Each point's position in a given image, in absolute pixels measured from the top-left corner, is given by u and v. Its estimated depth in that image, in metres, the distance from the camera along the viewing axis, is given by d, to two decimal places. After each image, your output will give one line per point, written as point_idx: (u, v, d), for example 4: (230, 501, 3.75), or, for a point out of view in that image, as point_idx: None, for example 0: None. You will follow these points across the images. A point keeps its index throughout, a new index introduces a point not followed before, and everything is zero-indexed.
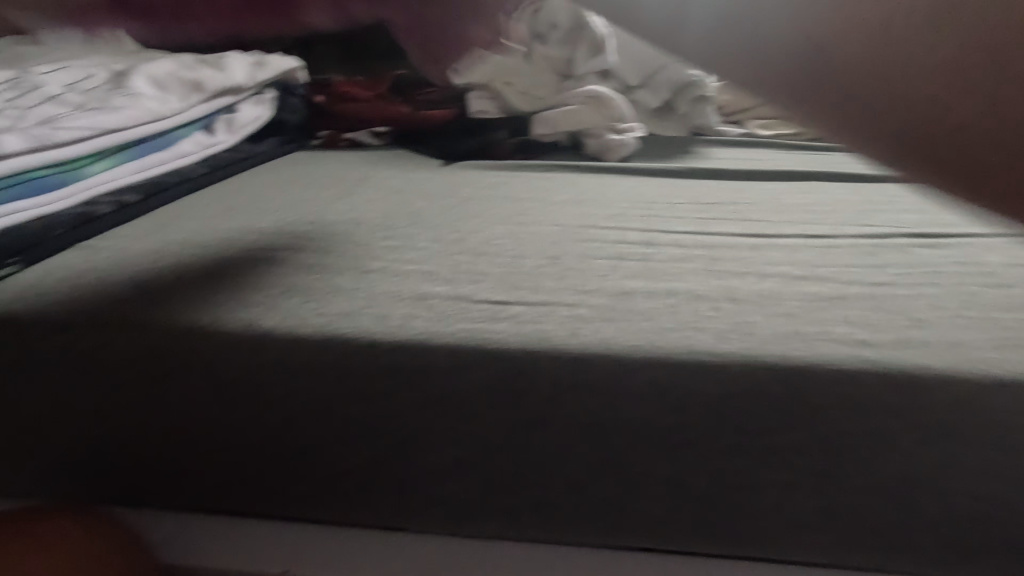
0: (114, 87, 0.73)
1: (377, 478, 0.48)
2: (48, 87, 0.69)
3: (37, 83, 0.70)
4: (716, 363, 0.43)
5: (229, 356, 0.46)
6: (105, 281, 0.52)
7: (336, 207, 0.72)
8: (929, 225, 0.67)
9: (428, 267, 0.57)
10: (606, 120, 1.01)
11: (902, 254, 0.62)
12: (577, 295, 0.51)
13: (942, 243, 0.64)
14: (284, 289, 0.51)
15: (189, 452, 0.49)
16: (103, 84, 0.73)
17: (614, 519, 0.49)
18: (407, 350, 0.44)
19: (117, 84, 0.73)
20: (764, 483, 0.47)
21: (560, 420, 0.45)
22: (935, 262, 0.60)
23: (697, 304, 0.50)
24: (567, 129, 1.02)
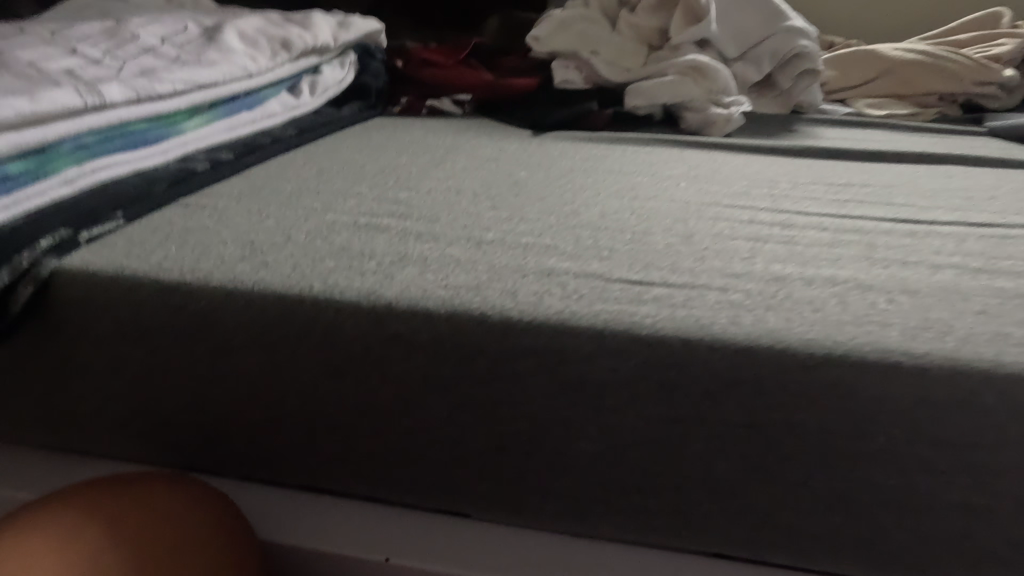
0: (207, 43, 0.72)
1: (495, 467, 0.44)
2: (146, 39, 0.69)
3: (133, 35, 0.69)
4: (910, 366, 0.37)
5: (346, 326, 0.42)
6: (210, 243, 0.49)
7: (433, 173, 0.68)
8: None
9: (544, 240, 0.51)
10: (708, 93, 0.93)
11: None
12: (723, 279, 0.45)
13: None
14: (399, 257, 0.47)
15: (299, 426, 0.45)
16: (196, 40, 0.73)
17: (763, 535, 0.43)
18: (547, 330, 0.40)
19: (211, 42, 0.72)
20: (951, 509, 0.39)
21: (713, 415, 0.39)
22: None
23: (866, 295, 0.44)
24: (664, 102, 0.94)
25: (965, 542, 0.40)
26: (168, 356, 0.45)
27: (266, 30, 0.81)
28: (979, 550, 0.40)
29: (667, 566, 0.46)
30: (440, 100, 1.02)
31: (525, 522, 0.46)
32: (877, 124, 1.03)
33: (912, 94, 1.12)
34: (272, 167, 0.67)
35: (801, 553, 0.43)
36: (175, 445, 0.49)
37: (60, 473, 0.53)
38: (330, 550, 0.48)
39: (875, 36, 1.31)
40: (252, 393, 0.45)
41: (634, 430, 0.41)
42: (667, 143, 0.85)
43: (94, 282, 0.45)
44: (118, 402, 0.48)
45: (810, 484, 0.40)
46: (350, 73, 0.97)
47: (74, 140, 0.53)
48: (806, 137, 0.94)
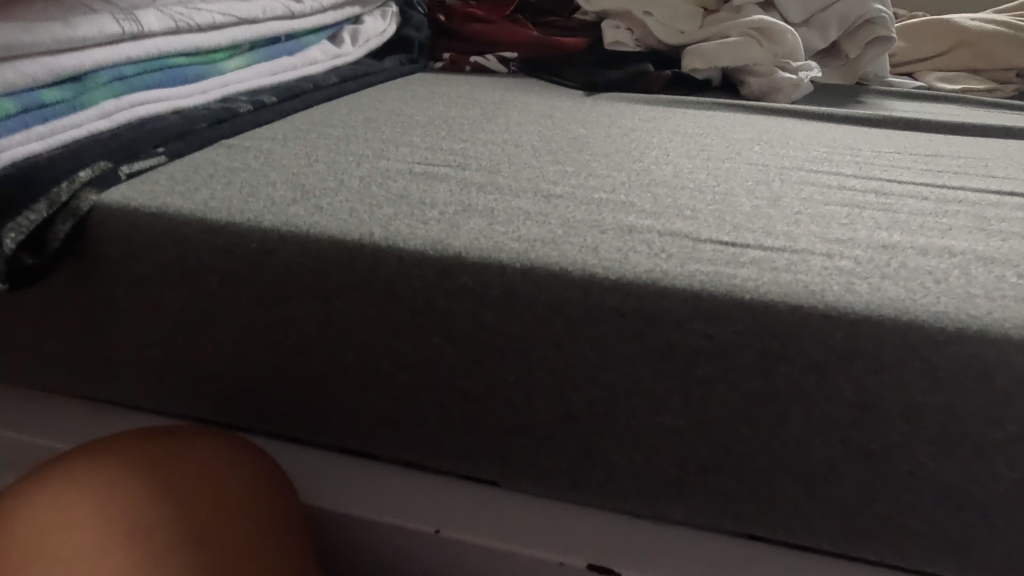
0: None
1: (565, 439, 0.41)
2: None
3: None
4: None
5: (411, 278, 0.38)
6: (259, 183, 0.45)
7: (486, 126, 0.63)
8: None
9: (617, 196, 0.47)
10: (775, 56, 0.86)
11: None
12: (826, 244, 0.40)
13: None
14: (464, 206, 0.43)
15: (352, 385, 0.42)
16: None
17: (859, 525, 0.39)
18: (637, 290, 0.36)
19: None
20: None
21: (818, 392, 0.35)
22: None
23: (989, 267, 0.39)
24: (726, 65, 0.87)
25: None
26: (214, 303, 0.42)
27: None
28: None
29: (739, 553, 0.42)
30: (485, 57, 0.96)
31: (588, 499, 0.43)
32: (951, 98, 0.95)
33: (988, 68, 1.04)
34: (317, 114, 0.63)
35: (897, 548, 0.39)
36: (216, 398, 0.46)
37: (100, 420, 0.50)
38: (379, 520, 0.45)
39: (948, 6, 1.22)
40: (305, 347, 0.42)
41: (725, 404, 0.37)
42: (729, 107, 0.79)
43: (132, 221, 0.41)
44: (157, 350, 0.45)
45: (920, 473, 0.36)
46: (391, 25, 0.92)
47: (112, 71, 0.49)
48: (875, 107, 0.87)
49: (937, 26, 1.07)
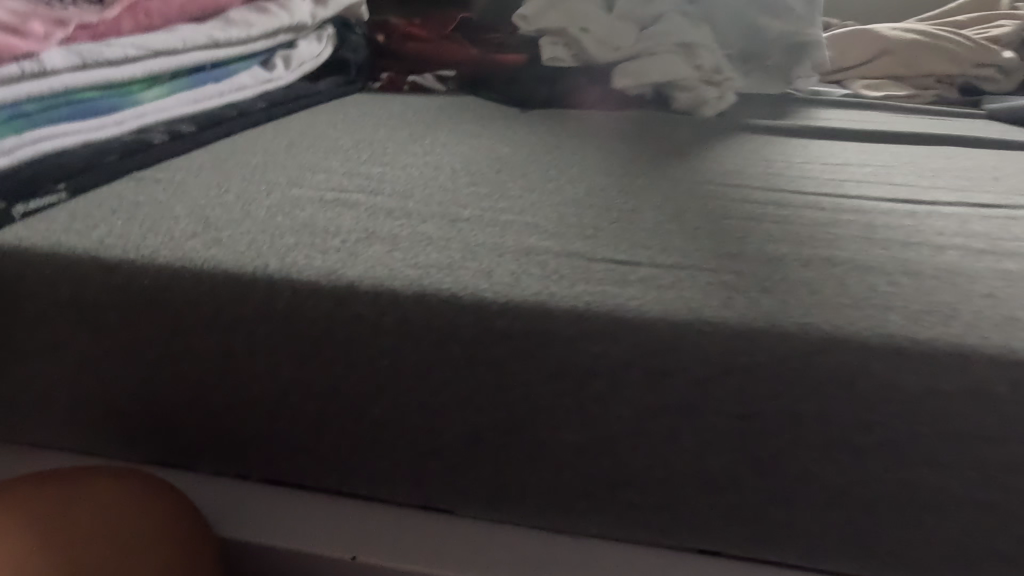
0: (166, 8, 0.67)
1: (474, 459, 0.41)
2: None
3: None
4: (915, 351, 0.34)
5: (309, 309, 0.38)
6: (162, 217, 0.45)
7: (410, 149, 0.64)
8: None
9: (524, 217, 0.48)
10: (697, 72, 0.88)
11: None
12: (716, 259, 0.42)
13: None
14: (368, 233, 0.44)
15: (260, 415, 0.42)
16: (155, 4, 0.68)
17: (756, 529, 0.40)
18: (526, 312, 0.37)
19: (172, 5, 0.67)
20: (957, 505, 0.37)
21: (703, 405, 0.37)
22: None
23: (866, 276, 0.41)
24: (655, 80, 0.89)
25: (973, 538, 0.37)
26: (116, 340, 0.41)
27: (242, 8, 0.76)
28: (983, 541, 0.37)
29: (656, 563, 0.43)
30: (422, 76, 0.97)
31: (503, 517, 0.44)
32: (873, 105, 0.99)
33: (908, 75, 1.08)
34: (239, 141, 0.63)
35: (797, 550, 0.40)
36: (128, 434, 0.45)
37: (9, 462, 0.49)
38: (298, 550, 0.45)
39: (872, 17, 1.27)
40: (210, 381, 0.42)
41: (619, 420, 0.38)
42: (658, 119, 0.81)
43: (27, 261, 0.41)
44: (62, 389, 0.44)
45: (807, 477, 0.38)
46: (328, 47, 0.92)
47: (12, 107, 0.49)
48: (800, 116, 0.90)
49: (859, 37, 1.11)
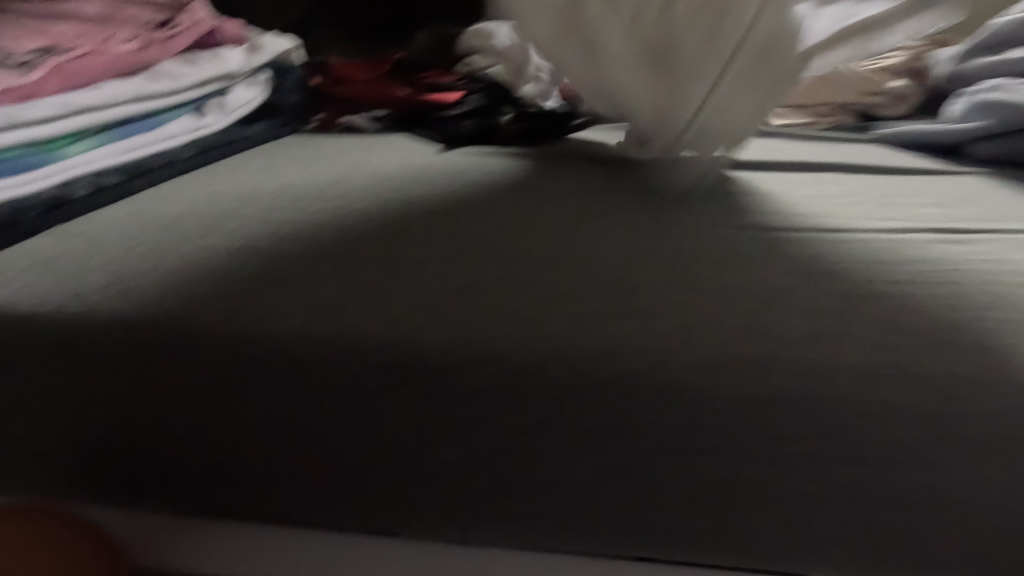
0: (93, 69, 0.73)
1: (368, 479, 0.47)
2: (20, 57, 0.68)
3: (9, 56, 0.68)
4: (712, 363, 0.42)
5: (211, 351, 0.45)
6: (79, 269, 0.50)
7: (326, 192, 0.68)
8: (959, 217, 0.62)
9: (415, 256, 0.53)
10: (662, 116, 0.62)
11: (934, 249, 0.56)
12: (575, 291, 0.48)
13: (974, 238, 0.58)
14: (266, 278, 0.48)
15: (173, 447, 0.47)
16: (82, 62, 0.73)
17: (611, 523, 0.46)
18: (391, 346, 0.43)
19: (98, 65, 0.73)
20: (785, 495, 0.44)
21: (548, 420, 0.44)
22: (969, 249, 0.55)
23: (703, 300, 0.47)
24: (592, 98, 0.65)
25: (782, 515, 0.45)
26: (46, 379, 0.47)
27: (171, 62, 0.81)
28: (794, 516, 0.44)
29: (547, 563, 0.50)
30: (355, 117, 1.02)
31: (402, 530, 0.49)
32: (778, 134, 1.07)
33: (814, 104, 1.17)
34: (165, 191, 0.68)
35: (651, 541, 0.47)
36: (57, 470, 0.50)
37: None
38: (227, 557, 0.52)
39: None
40: (129, 414, 0.47)
41: (484, 435, 0.45)
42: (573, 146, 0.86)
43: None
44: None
45: (644, 475, 0.44)
46: (263, 90, 0.96)
47: None
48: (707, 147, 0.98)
49: None
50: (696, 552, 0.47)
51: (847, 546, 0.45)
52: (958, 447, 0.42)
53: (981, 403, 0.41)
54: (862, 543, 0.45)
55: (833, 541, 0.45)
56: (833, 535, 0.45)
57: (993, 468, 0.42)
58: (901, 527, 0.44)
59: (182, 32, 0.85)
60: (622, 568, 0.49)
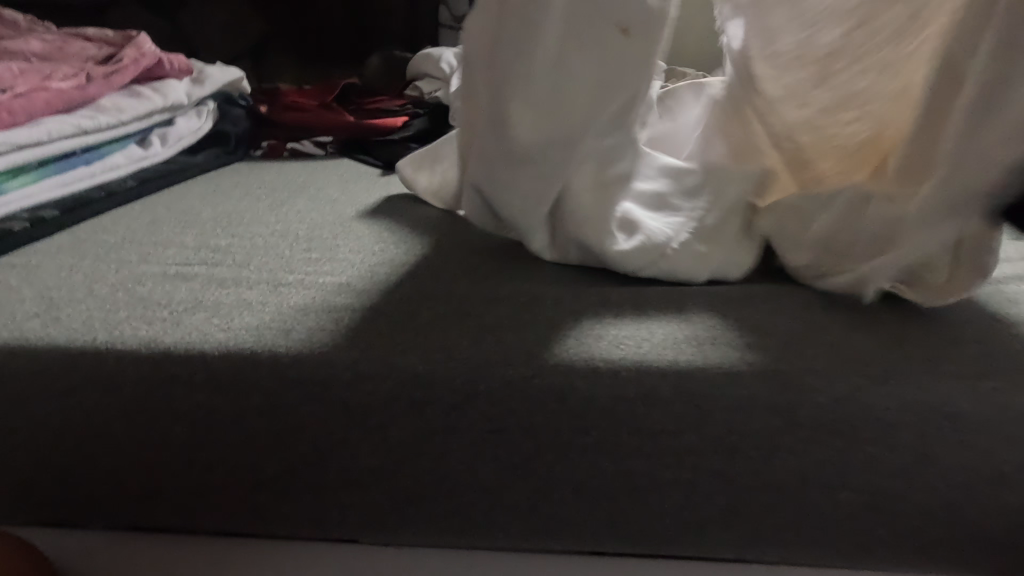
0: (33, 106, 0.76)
1: (294, 488, 0.50)
2: None
3: None
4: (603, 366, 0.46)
5: (136, 375, 0.47)
6: (13, 301, 0.52)
7: (264, 218, 0.71)
8: None
9: (339, 278, 0.57)
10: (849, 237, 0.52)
11: None
12: (484, 305, 0.52)
13: None
14: (194, 304, 0.52)
15: (107, 466, 0.50)
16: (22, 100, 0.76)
17: (522, 518, 0.50)
18: (307, 361, 0.46)
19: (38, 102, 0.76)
20: (676, 484, 0.48)
21: (455, 426, 0.47)
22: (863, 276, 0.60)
23: (599, 310, 0.52)
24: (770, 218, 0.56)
25: (675, 503, 0.49)
26: None
27: (113, 97, 0.84)
28: (685, 502, 0.49)
29: (469, 559, 0.53)
30: (302, 144, 1.06)
31: (330, 534, 0.52)
32: None
33: None
34: (105, 222, 0.71)
35: (560, 533, 0.51)
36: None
37: None
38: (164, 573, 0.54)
39: None
40: (62, 437, 0.50)
41: (399, 443, 0.48)
42: None
43: None
44: None
45: (548, 472, 0.48)
46: (208, 121, 1.00)
47: None
48: None
49: None
50: (604, 540, 0.51)
51: (735, 526, 0.49)
52: (826, 434, 0.46)
53: (845, 386, 0.45)
54: (746, 524, 0.49)
55: (721, 522, 0.49)
56: (720, 516, 0.49)
57: (856, 448, 0.46)
58: (780, 506, 0.48)
59: (125, 67, 0.88)
60: (538, 559, 0.53)
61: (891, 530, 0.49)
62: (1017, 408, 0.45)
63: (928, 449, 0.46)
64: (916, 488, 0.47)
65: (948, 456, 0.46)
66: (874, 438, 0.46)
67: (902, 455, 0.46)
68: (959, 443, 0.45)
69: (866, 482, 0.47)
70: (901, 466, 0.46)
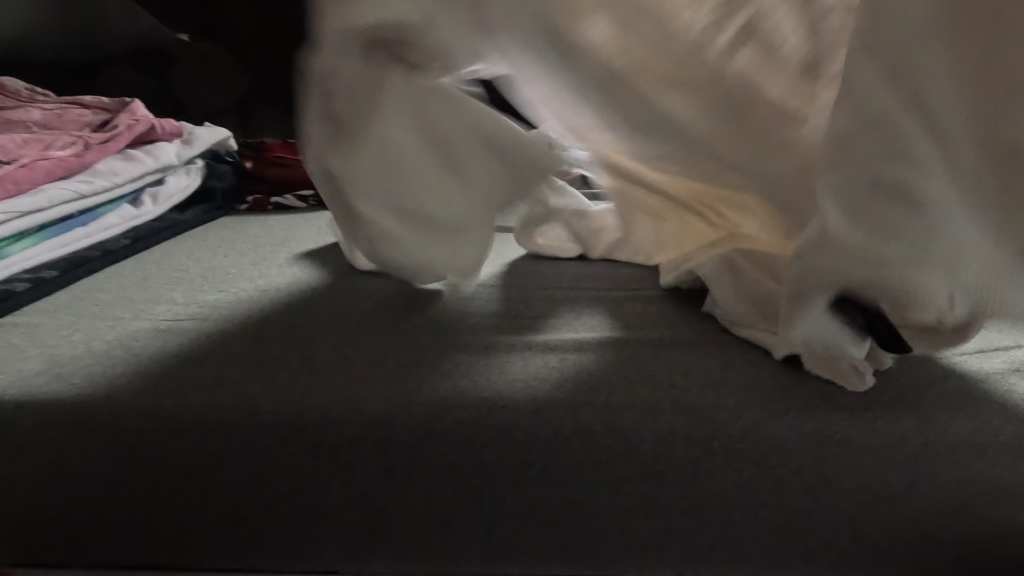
0: None
1: (272, 523, 0.55)
2: None
3: None
4: (544, 406, 0.53)
5: (130, 424, 0.53)
6: (16, 359, 0.58)
7: (248, 273, 0.78)
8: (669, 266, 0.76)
9: (317, 330, 0.63)
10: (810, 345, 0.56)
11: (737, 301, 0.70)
12: (444, 352, 0.59)
13: None
14: (184, 359, 0.58)
15: (100, 509, 0.55)
16: None
17: (479, 544, 0.56)
18: (285, 409, 0.53)
19: None
20: (613, 509, 0.54)
21: (416, 462, 0.53)
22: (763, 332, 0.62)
23: (544, 355, 0.59)
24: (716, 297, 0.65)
25: (613, 527, 0.55)
26: None
27: (109, 162, 0.91)
28: (621, 525, 0.55)
29: None
30: (285, 198, 1.13)
31: (304, 565, 0.57)
32: None
33: None
34: (101, 280, 0.77)
35: (513, 557, 0.56)
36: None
37: None
38: None
39: None
40: (60, 483, 0.55)
41: (367, 479, 0.54)
42: None
43: None
44: None
45: (500, 502, 0.54)
46: (196, 178, 1.07)
47: None
48: None
49: None
50: (552, 563, 0.56)
51: (665, 545, 0.55)
52: (739, 463, 0.53)
53: (753, 417, 0.52)
54: (677, 544, 0.55)
55: (655, 541, 0.55)
56: (654, 536, 0.55)
57: (767, 472, 0.53)
58: (705, 526, 0.55)
59: (121, 133, 0.96)
60: None
61: (806, 545, 0.55)
62: (900, 430, 0.52)
63: (828, 472, 0.52)
64: (822, 504, 0.53)
65: (846, 476, 0.53)
66: (780, 464, 0.52)
67: (809, 478, 0.53)
68: (855, 464, 0.52)
69: (779, 502, 0.53)
70: (808, 487, 0.53)
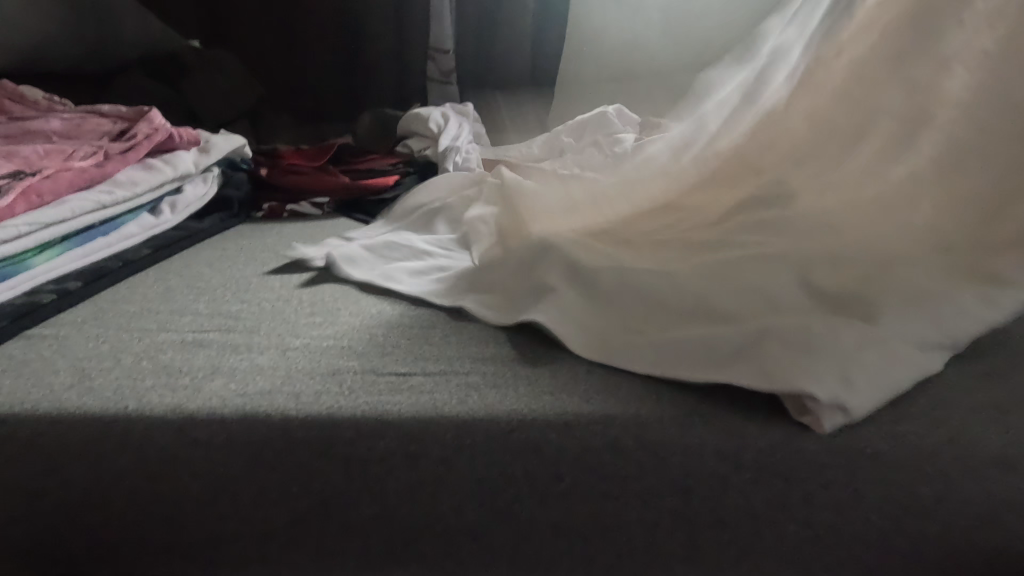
0: None
1: (302, 537, 0.55)
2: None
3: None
4: (573, 420, 0.52)
5: (162, 438, 0.53)
6: (46, 373, 0.59)
7: (269, 283, 0.79)
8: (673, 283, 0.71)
9: (341, 341, 0.63)
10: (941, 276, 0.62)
11: None
12: (470, 364, 0.59)
13: None
14: (212, 372, 0.58)
15: (132, 521, 0.56)
16: None
17: (507, 556, 0.56)
18: (314, 423, 0.53)
19: None
20: (641, 522, 0.54)
21: (447, 475, 0.53)
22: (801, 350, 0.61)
23: (570, 367, 0.59)
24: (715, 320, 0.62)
25: (640, 540, 0.55)
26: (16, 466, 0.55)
27: (130, 171, 0.92)
28: (650, 538, 0.55)
29: None
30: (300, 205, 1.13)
31: None
32: None
33: None
34: (123, 292, 0.78)
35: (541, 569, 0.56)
36: (27, 544, 0.58)
37: None
38: None
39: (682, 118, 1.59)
40: (91, 496, 0.55)
41: (397, 492, 0.54)
42: None
43: None
44: None
45: (529, 516, 0.54)
46: (213, 187, 1.08)
47: None
48: None
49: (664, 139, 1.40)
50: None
51: (694, 558, 0.55)
52: (769, 477, 0.52)
53: (783, 431, 0.52)
54: (705, 557, 0.55)
55: (683, 554, 0.55)
56: (682, 549, 0.55)
57: (796, 486, 0.52)
58: (733, 539, 0.54)
59: (140, 142, 0.97)
60: None
61: (833, 558, 0.55)
62: (930, 444, 0.52)
63: (858, 485, 0.52)
64: (852, 518, 0.53)
65: (876, 490, 0.52)
66: (810, 478, 0.52)
67: (839, 491, 0.52)
68: (885, 478, 0.52)
69: (808, 516, 0.53)
70: (837, 501, 0.53)
